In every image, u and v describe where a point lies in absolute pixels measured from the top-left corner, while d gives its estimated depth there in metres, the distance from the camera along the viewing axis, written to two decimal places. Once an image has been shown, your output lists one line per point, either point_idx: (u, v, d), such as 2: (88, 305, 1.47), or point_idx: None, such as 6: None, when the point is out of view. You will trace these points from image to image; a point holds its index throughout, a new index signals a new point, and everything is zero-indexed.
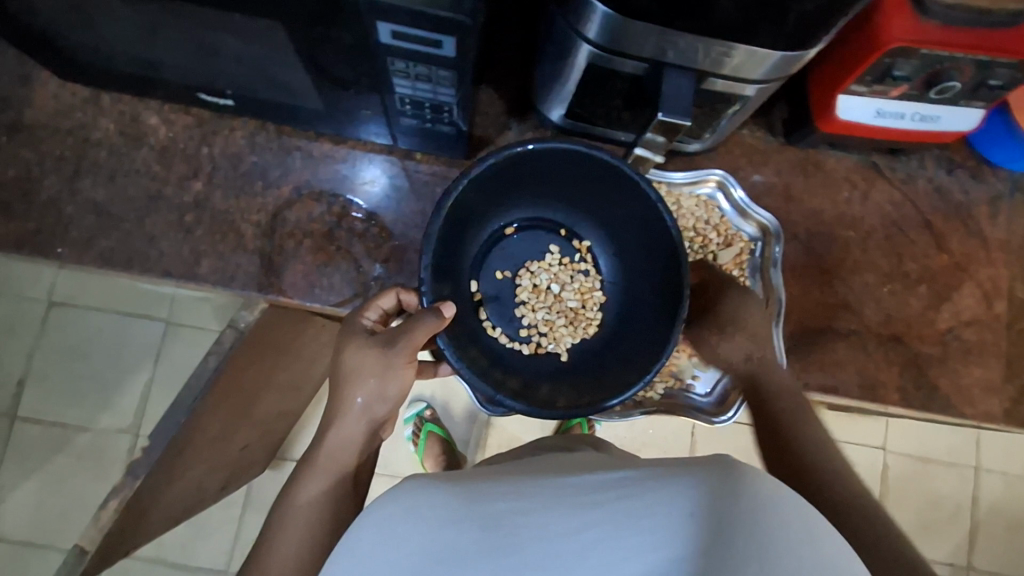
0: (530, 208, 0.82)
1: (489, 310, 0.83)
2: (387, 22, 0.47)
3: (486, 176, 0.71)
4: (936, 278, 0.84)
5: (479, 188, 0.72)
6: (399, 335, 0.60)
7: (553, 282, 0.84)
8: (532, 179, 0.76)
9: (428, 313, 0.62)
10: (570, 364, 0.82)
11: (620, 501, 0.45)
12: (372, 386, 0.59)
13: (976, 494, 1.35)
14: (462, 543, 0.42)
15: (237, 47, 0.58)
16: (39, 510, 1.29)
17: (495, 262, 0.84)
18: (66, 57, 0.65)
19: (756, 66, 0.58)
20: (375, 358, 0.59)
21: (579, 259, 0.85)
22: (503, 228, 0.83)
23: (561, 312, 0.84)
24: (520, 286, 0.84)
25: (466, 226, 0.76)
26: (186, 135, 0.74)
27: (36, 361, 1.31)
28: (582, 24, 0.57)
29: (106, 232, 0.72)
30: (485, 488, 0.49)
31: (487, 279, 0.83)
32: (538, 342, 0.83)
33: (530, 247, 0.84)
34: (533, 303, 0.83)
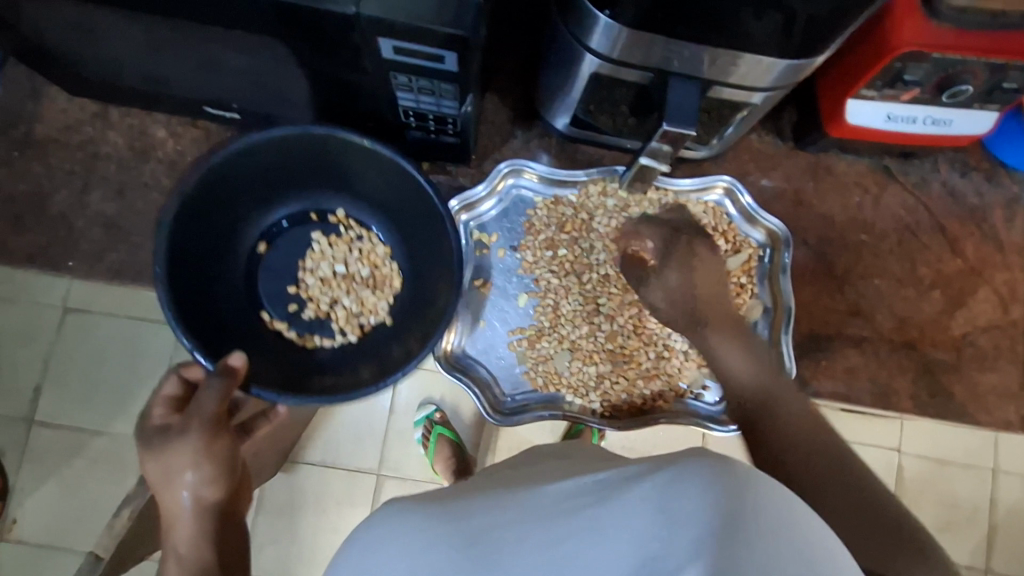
0: (286, 206, 0.75)
1: (297, 329, 0.77)
2: (388, 38, 0.47)
3: (206, 196, 0.64)
4: (951, 283, 0.82)
5: (200, 220, 0.66)
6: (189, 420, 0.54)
7: (331, 266, 0.77)
8: (259, 179, 0.69)
9: (213, 378, 0.56)
10: (395, 323, 0.76)
11: (597, 506, 0.43)
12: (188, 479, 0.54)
13: (994, 496, 1.33)
14: (440, 561, 0.42)
15: (240, 61, 0.58)
16: (56, 513, 1.31)
17: (269, 282, 0.76)
18: (74, 73, 0.66)
19: (764, 74, 0.57)
20: (175, 451, 0.53)
21: (344, 230, 0.77)
22: (257, 244, 0.76)
23: (360, 286, 0.78)
24: (305, 286, 0.77)
25: (212, 258, 0.70)
26: (193, 147, 0.75)
27: (51, 367, 1.33)
28: (586, 34, 0.57)
29: (116, 245, 0.72)
30: (471, 508, 0.50)
31: (280, 300, 0.77)
32: (359, 325, 0.77)
33: (296, 250, 0.77)
34: (321, 297, 0.77)
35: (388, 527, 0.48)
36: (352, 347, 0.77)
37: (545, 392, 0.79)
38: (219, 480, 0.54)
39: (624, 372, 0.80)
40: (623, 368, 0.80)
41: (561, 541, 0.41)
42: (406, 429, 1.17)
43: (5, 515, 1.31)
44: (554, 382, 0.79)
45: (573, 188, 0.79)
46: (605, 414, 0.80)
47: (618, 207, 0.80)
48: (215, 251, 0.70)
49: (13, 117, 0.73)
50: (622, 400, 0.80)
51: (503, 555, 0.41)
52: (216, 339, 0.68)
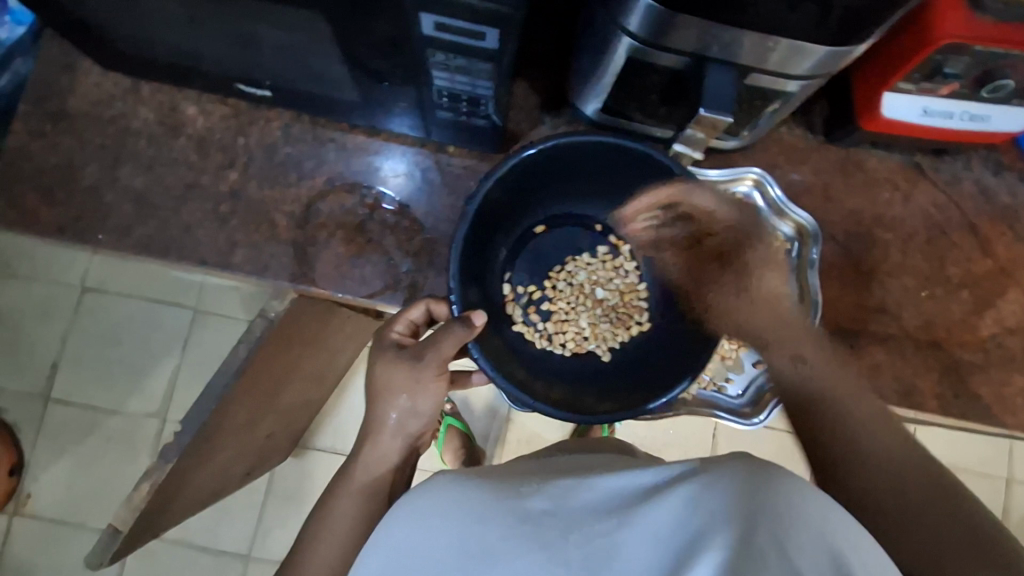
0: (565, 205, 0.87)
1: (521, 313, 0.88)
2: (430, 13, 0.46)
3: (513, 177, 0.72)
4: (980, 283, 0.81)
5: (509, 189, 0.74)
6: (426, 350, 0.65)
7: (587, 283, 0.90)
8: (567, 176, 0.80)
9: (456, 324, 0.64)
10: (612, 363, 0.87)
11: (654, 504, 0.42)
12: (404, 403, 0.67)
13: (1008, 506, 1.32)
14: (496, 540, 0.41)
15: (277, 36, 0.58)
16: (71, 489, 1.33)
17: (527, 265, 0.89)
18: (108, 45, 0.66)
19: (801, 60, 0.56)
20: (406, 375, 0.66)
21: (618, 255, 0.90)
22: (535, 228, 0.88)
23: (602, 315, 0.90)
24: (556, 287, 0.90)
25: (499, 228, 0.80)
26: (222, 125, 0.75)
27: (71, 344, 1.34)
28: (624, 15, 0.56)
29: (145, 220, 0.73)
30: (519, 486, 0.47)
31: (522, 282, 0.89)
32: (581, 343, 0.89)
33: (563, 244, 0.89)
34: (571, 306, 0.90)
35: (439, 502, 0.45)
36: (564, 361, 0.87)
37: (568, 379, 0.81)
38: (421, 412, 0.68)
39: None
40: None
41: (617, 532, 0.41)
42: None
43: (20, 489, 1.32)
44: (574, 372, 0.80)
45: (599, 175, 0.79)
46: None
47: None
48: (506, 226, 0.82)
49: (44, 90, 0.74)
50: None
51: (555, 540, 0.40)
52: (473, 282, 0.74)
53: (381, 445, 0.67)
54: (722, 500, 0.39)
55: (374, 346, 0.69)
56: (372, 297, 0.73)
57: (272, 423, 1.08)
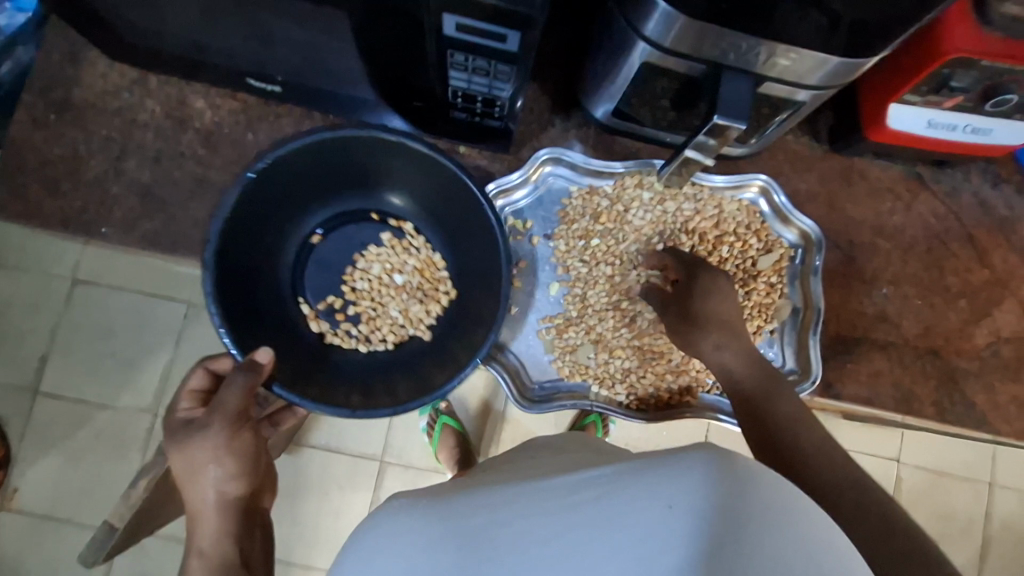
0: (325, 210, 0.81)
1: (329, 326, 0.82)
2: (454, 14, 0.46)
3: (251, 206, 0.69)
4: (977, 293, 0.82)
5: (253, 202, 0.69)
6: (212, 413, 0.60)
7: (384, 272, 0.83)
8: (308, 180, 0.74)
9: (238, 372, 0.61)
10: (433, 341, 0.81)
11: (599, 501, 0.40)
12: (212, 474, 0.60)
13: (991, 510, 1.34)
14: (438, 564, 0.41)
15: (294, 31, 0.58)
16: (60, 484, 1.31)
17: (319, 275, 0.83)
18: (120, 36, 0.65)
19: (815, 71, 0.57)
20: (202, 447, 0.59)
21: (405, 237, 0.83)
22: (308, 236, 0.81)
23: (408, 298, 0.83)
24: (355, 289, 0.83)
25: (263, 240, 0.75)
26: (231, 120, 0.74)
27: (62, 337, 1.32)
28: (642, 21, 0.57)
29: (151, 214, 0.72)
30: (473, 505, 0.48)
31: (321, 295, 0.83)
32: (398, 332, 0.83)
33: (342, 247, 0.83)
34: (376, 300, 0.83)
35: (386, 529, 0.47)
36: (389, 357, 0.82)
37: (571, 382, 0.80)
38: (240, 477, 0.61)
39: (652, 367, 0.80)
40: (651, 363, 0.80)
41: (559, 536, 0.39)
42: (412, 417, 1.25)
43: (7, 483, 1.30)
44: (580, 372, 0.80)
45: (609, 179, 0.80)
46: (631, 407, 0.80)
47: (653, 199, 0.81)
48: (264, 246, 0.76)
49: (50, 79, 0.72)
50: (649, 394, 0.80)
51: (503, 552, 0.40)
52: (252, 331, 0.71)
53: (207, 521, 0.61)
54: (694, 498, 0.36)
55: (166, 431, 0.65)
56: None
57: None
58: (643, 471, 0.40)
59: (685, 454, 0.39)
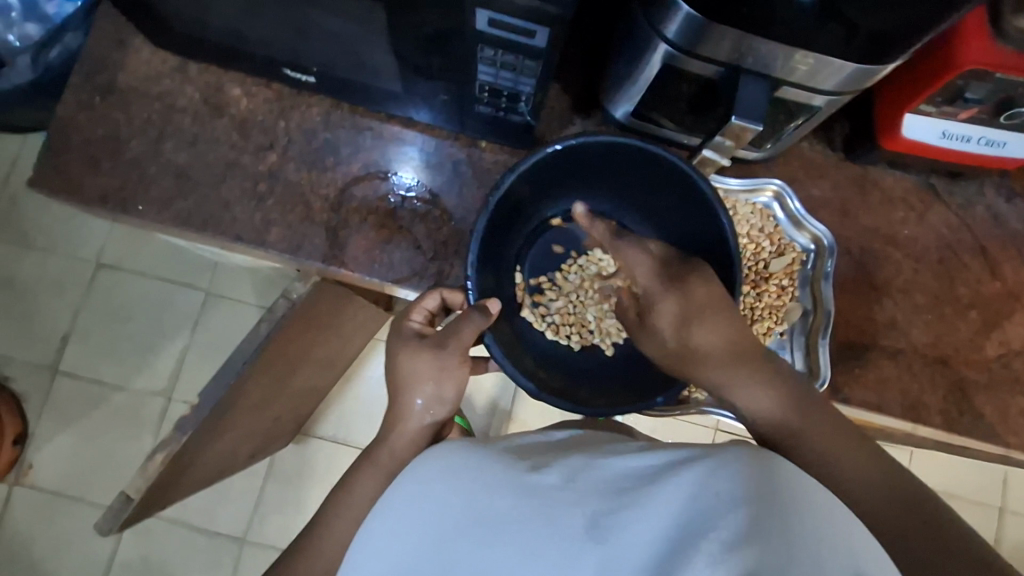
0: (575, 200, 0.84)
1: (529, 302, 0.85)
2: (487, 9, 0.49)
3: (536, 172, 0.72)
4: (989, 305, 0.83)
5: (530, 180, 0.73)
6: (448, 338, 0.63)
7: (596, 278, 0.87)
8: (585, 171, 0.77)
9: (474, 313, 0.62)
10: (615, 358, 0.84)
11: (659, 480, 0.44)
12: (428, 390, 0.64)
13: (1001, 533, 1.34)
14: (500, 506, 0.44)
15: (332, 24, 0.61)
16: (73, 461, 1.34)
17: (540, 253, 0.87)
18: (165, 24, 0.68)
19: (830, 75, 0.59)
20: (430, 362, 0.64)
21: None
22: (550, 219, 0.85)
23: (609, 309, 0.86)
24: (567, 276, 0.87)
25: (518, 216, 0.79)
26: (264, 108, 0.77)
27: (87, 316, 1.36)
28: (664, 22, 0.59)
29: (184, 194, 0.75)
30: (534, 461, 0.49)
31: (535, 273, 0.87)
32: (585, 335, 0.85)
33: (579, 237, 0.87)
34: (583, 298, 0.86)
35: (441, 470, 0.48)
36: (570, 355, 0.84)
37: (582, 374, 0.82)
38: (448, 401, 0.65)
39: None
40: None
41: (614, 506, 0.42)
42: None
43: (22, 459, 1.34)
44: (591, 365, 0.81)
45: None
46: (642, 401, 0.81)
47: None
48: (521, 215, 0.80)
49: (96, 63, 0.76)
50: None
51: (557, 510, 0.43)
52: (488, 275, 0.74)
53: (406, 431, 0.65)
54: (735, 477, 0.41)
55: (394, 338, 0.67)
56: (398, 283, 0.76)
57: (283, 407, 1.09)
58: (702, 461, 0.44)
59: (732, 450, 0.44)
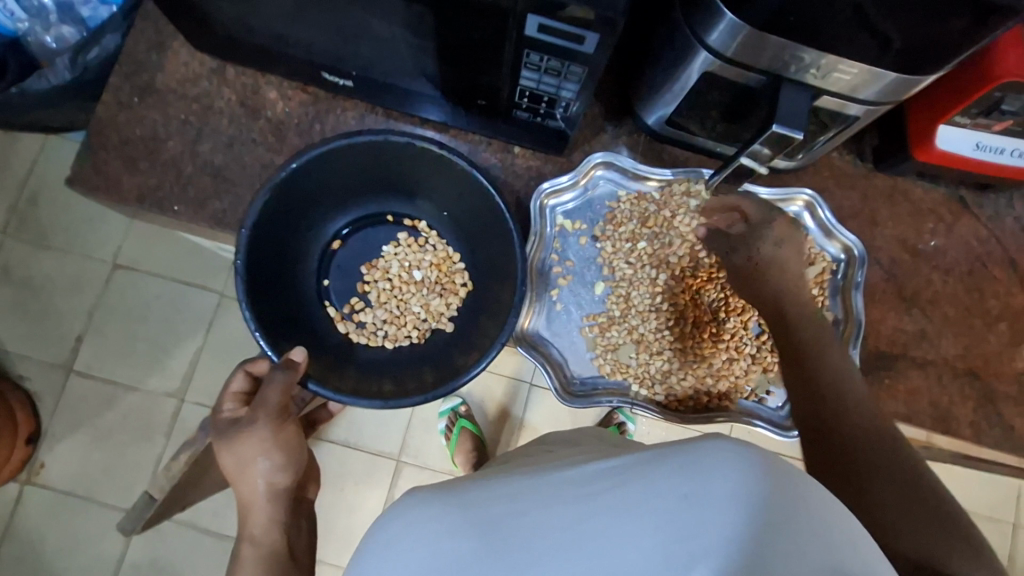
0: (355, 211, 0.88)
1: (353, 326, 0.89)
2: (538, 15, 0.49)
3: (293, 198, 0.75)
4: (1018, 318, 0.83)
5: (281, 211, 0.74)
6: (256, 411, 0.65)
7: (400, 272, 0.90)
8: (328, 190, 0.80)
9: (277, 371, 0.66)
10: (455, 331, 0.88)
11: (615, 489, 0.39)
12: (263, 466, 0.66)
13: (1015, 550, 1.35)
14: (457, 551, 0.40)
15: (376, 27, 0.62)
16: (87, 461, 1.34)
17: (339, 279, 0.90)
18: (209, 26, 0.69)
19: (870, 84, 0.59)
20: (249, 443, 0.65)
21: (420, 236, 0.90)
22: (331, 241, 0.88)
23: (428, 293, 0.90)
24: (375, 286, 0.90)
25: (293, 248, 0.82)
26: (300, 111, 0.78)
27: (106, 316, 1.37)
28: (707, 30, 0.59)
29: (220, 195, 0.76)
30: (491, 493, 0.47)
31: (345, 298, 0.90)
32: (420, 328, 0.90)
33: (364, 248, 0.90)
34: (382, 299, 0.90)
35: (409, 520, 0.46)
36: (415, 349, 0.88)
37: (612, 380, 0.82)
38: (286, 466, 0.67)
39: (692, 370, 0.82)
40: (692, 366, 0.82)
41: (575, 523, 0.37)
42: (433, 419, 1.32)
43: (33, 458, 1.34)
44: (621, 371, 0.81)
45: (657, 185, 0.82)
46: (669, 407, 0.82)
47: None
48: (297, 246, 0.83)
49: (136, 65, 0.77)
50: (689, 396, 0.82)
51: (511, 546, 0.39)
52: (287, 335, 0.77)
53: (261, 511, 0.68)
54: (725, 494, 0.33)
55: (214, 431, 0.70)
56: None
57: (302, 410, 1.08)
58: (663, 457, 0.38)
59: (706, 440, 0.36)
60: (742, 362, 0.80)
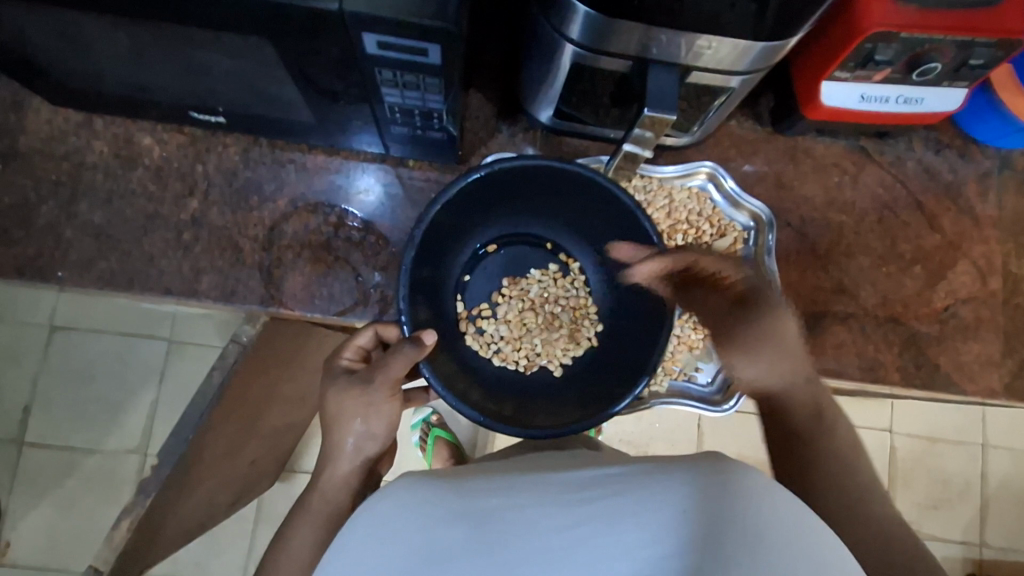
0: (543, 223, 0.84)
1: (472, 328, 0.85)
2: (373, 33, 0.48)
3: (461, 199, 0.72)
4: (931, 257, 0.84)
5: (450, 214, 0.72)
6: (376, 372, 0.62)
7: (537, 299, 0.87)
8: (505, 198, 0.78)
9: (406, 343, 0.63)
10: (565, 378, 0.83)
11: (613, 497, 0.44)
12: (359, 428, 0.62)
13: (984, 470, 1.39)
14: (453, 540, 0.42)
15: (225, 63, 0.59)
16: (52, 533, 1.30)
17: (478, 281, 0.86)
18: (57, 82, 0.66)
19: (739, 57, 0.59)
20: (358, 400, 0.62)
21: (568, 271, 0.87)
22: (486, 247, 0.85)
23: (554, 332, 0.86)
24: (508, 302, 0.86)
25: (447, 245, 0.78)
26: (179, 154, 0.75)
27: (41, 385, 1.31)
28: (565, 23, 0.58)
29: (106, 253, 0.72)
30: (479, 488, 0.49)
31: (476, 300, 0.86)
32: (532, 359, 0.85)
33: (513, 265, 0.87)
34: (521, 320, 0.86)
35: (403, 505, 0.45)
36: (521, 378, 0.83)
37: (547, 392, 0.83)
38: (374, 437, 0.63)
39: None
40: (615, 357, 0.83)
41: (575, 524, 0.42)
42: (406, 432, 1.30)
43: None
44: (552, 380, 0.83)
45: None
46: None
47: None
48: (457, 240, 0.80)
49: None
50: None
51: (512, 539, 0.41)
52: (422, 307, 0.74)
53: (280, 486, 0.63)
54: (684, 500, 0.41)
55: (325, 377, 0.66)
56: (341, 314, 0.74)
57: (257, 449, 1.05)
58: (655, 475, 0.45)
59: (694, 465, 0.45)
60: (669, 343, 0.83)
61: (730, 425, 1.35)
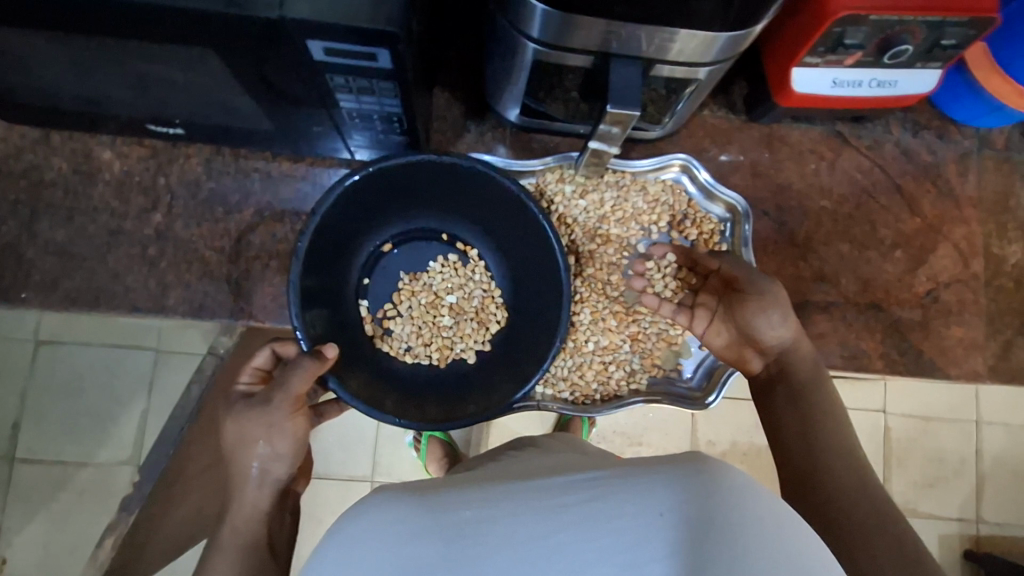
0: (432, 217, 0.83)
1: (382, 332, 0.83)
2: (319, 39, 0.46)
3: (359, 196, 0.70)
4: (912, 241, 0.83)
5: (344, 213, 0.71)
6: (273, 391, 0.61)
7: (439, 291, 0.85)
8: (392, 196, 0.76)
9: (304, 358, 0.62)
10: (480, 365, 0.83)
11: (592, 501, 0.42)
12: (262, 451, 0.61)
13: (979, 447, 1.39)
14: (423, 556, 0.40)
15: (176, 76, 0.57)
16: (47, 549, 1.29)
17: (381, 282, 0.84)
18: (6, 99, 0.64)
19: (705, 48, 0.57)
20: (256, 420, 0.60)
21: (466, 259, 0.85)
22: (380, 246, 0.83)
23: (465, 320, 0.85)
24: (411, 296, 0.84)
25: (343, 250, 0.76)
26: (140, 167, 0.73)
27: (28, 402, 1.30)
28: (523, 18, 0.56)
29: (71, 272, 0.71)
30: (461, 499, 0.47)
31: (380, 301, 0.84)
32: (447, 349, 0.84)
33: (413, 259, 0.85)
34: (423, 312, 0.84)
35: (375, 522, 0.44)
36: (434, 373, 0.83)
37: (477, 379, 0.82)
38: None
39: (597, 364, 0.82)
40: (590, 362, 0.82)
41: (553, 533, 0.40)
42: (397, 433, 1.29)
43: None
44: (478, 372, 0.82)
45: (531, 176, 0.80)
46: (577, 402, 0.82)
47: (576, 192, 0.81)
48: (346, 249, 0.77)
49: None
50: (594, 389, 0.82)
51: (485, 556, 0.39)
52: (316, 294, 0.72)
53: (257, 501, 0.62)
54: (669, 501, 0.39)
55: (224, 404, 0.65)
56: None
57: None
58: (632, 478, 0.43)
59: (666, 466, 0.42)
60: (647, 342, 0.82)
61: (725, 413, 1.34)
